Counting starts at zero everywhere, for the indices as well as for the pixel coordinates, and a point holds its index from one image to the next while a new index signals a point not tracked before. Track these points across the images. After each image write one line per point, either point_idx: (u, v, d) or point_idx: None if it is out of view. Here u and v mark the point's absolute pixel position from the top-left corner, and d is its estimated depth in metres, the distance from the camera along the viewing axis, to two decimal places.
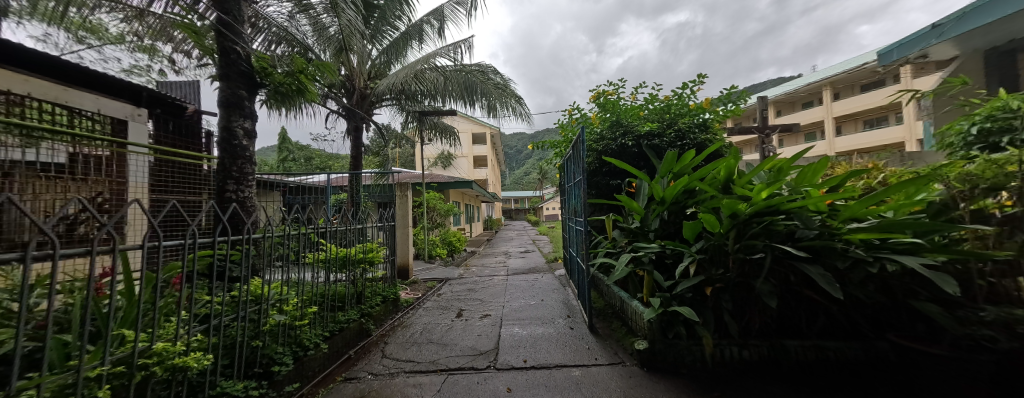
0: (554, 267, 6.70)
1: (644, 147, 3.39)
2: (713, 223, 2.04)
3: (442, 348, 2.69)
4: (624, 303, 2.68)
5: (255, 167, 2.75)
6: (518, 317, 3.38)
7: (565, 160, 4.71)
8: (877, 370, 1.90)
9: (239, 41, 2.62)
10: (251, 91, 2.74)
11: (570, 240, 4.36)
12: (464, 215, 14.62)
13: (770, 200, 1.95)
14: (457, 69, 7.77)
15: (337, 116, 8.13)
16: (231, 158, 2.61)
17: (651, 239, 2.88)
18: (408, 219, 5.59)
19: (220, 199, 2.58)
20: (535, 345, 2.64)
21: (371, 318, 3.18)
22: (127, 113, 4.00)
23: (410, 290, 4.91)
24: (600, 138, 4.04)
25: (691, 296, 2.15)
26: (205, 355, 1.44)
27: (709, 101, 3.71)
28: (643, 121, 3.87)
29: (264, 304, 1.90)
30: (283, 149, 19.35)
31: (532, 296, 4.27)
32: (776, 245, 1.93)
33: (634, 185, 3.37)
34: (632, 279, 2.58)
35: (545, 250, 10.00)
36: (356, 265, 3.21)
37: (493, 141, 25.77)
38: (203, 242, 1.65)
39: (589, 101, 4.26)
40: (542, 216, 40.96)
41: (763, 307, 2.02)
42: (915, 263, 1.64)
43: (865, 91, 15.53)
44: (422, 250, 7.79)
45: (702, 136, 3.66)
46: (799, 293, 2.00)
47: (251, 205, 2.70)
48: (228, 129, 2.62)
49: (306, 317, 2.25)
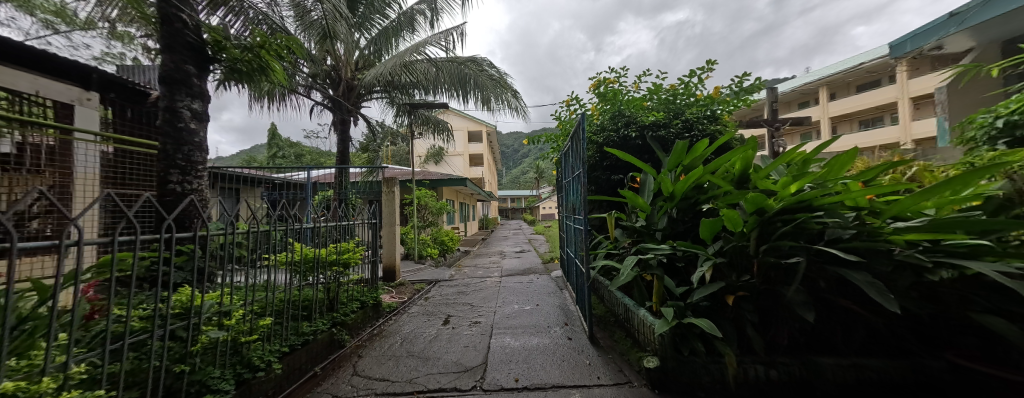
0: (550, 268, 6.40)
1: (648, 138, 3.11)
2: (735, 221, 1.75)
3: (423, 363, 2.36)
4: (628, 311, 2.37)
5: (205, 155, 2.43)
6: (510, 325, 3.07)
7: (563, 155, 4.41)
8: (925, 393, 1.61)
9: (185, 9, 2.28)
10: (201, 68, 2.41)
11: (568, 240, 4.05)
12: (458, 214, 14.31)
13: (801, 194, 1.67)
14: (448, 60, 7.42)
15: (322, 108, 7.73)
16: (176, 144, 2.28)
17: (658, 239, 2.59)
18: (395, 217, 5.22)
19: (161, 191, 2.24)
20: (529, 359, 2.32)
21: (346, 327, 2.83)
22: (73, 96, 3.64)
23: (395, 293, 4.57)
24: (598, 130, 3.75)
25: (707, 304, 1.86)
26: (90, 391, 1.12)
27: (718, 90, 3.43)
28: (647, 111, 3.59)
29: (197, 318, 1.59)
30: (273, 146, 18.90)
31: (526, 300, 3.95)
32: (808, 246, 1.63)
33: (638, 180, 3.09)
34: (638, 284, 2.28)
35: (542, 251, 9.69)
36: (329, 268, 2.87)
37: (489, 139, 25.44)
38: (99, 242, 1.30)
39: (588, 90, 3.98)
40: (537, 215, 40.69)
41: (793, 319, 1.71)
42: (987, 270, 1.33)
43: (861, 91, 15.50)
44: (412, 250, 7.42)
45: (711, 126, 3.36)
46: (833, 302, 1.70)
47: (200, 200, 2.37)
48: (172, 110, 2.28)
49: (256, 331, 1.91)
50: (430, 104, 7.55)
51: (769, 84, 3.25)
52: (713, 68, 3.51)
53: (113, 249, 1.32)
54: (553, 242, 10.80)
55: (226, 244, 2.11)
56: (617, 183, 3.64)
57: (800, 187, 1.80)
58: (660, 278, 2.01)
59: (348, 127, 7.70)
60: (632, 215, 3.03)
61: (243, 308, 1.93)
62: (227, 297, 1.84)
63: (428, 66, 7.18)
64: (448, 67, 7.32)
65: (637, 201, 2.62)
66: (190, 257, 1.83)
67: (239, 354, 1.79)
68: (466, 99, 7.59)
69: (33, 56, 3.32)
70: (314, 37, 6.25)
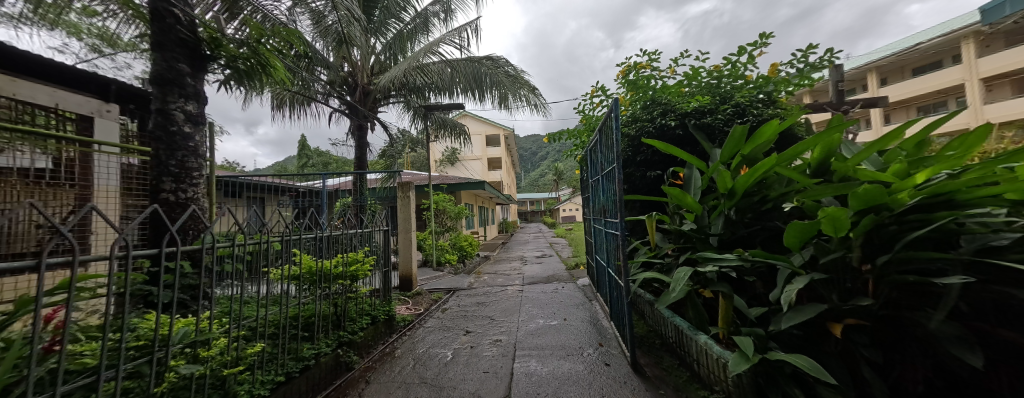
0: (575, 275, 5.96)
1: (693, 127, 2.66)
2: (838, 223, 1.35)
3: (436, 394, 2.03)
4: (682, 336, 1.96)
5: (202, 162, 2.17)
6: (535, 346, 2.70)
7: (588, 152, 4.00)
8: None
9: (178, 2, 2.05)
10: (196, 66, 2.17)
11: (597, 246, 3.63)
12: (478, 218, 14.13)
13: (934, 186, 1.24)
14: (464, 60, 7.18)
15: (340, 115, 7.66)
16: (169, 149, 2.03)
17: (714, 246, 2.16)
18: (411, 223, 4.98)
19: (154, 201, 2.00)
20: (561, 391, 1.95)
21: (354, 346, 2.56)
22: (93, 109, 3.56)
23: (410, 304, 4.29)
24: (631, 121, 3.31)
25: (796, 333, 1.43)
26: None
27: (776, 67, 2.91)
28: (688, 97, 3.12)
29: (164, 351, 1.31)
30: (303, 155, 19.88)
31: (552, 314, 3.56)
32: (959, 257, 1.16)
33: (682, 175, 2.66)
34: (696, 303, 1.86)
35: (564, 255, 9.23)
36: (333, 282, 2.59)
37: (508, 142, 25.29)
38: (21, 265, 0.98)
39: (617, 78, 3.55)
40: (558, 218, 40.10)
41: (928, 356, 1.26)
42: None
43: (917, 74, 14.00)
44: (430, 256, 7.18)
45: (768, 111, 2.86)
46: (991, 335, 1.22)
47: (197, 208, 2.12)
48: (163, 112, 2.03)
49: (244, 361, 1.63)
50: (447, 106, 7.34)
51: (837, 58, 2.75)
52: (767, 43, 2.99)
53: (39, 275, 1.00)
54: (576, 246, 10.32)
55: (221, 259, 1.87)
56: (653, 180, 3.20)
57: (929, 177, 1.36)
58: (728, 298, 1.60)
59: (365, 133, 7.56)
60: (677, 217, 2.59)
61: (228, 335, 1.66)
62: (209, 321, 1.57)
63: (442, 66, 6.97)
64: (463, 67, 7.10)
65: (686, 200, 2.21)
66: (174, 275, 1.60)
67: (223, 387, 1.51)
68: (482, 99, 7.34)
69: (55, 66, 3.26)
70: (331, 42, 6.21)
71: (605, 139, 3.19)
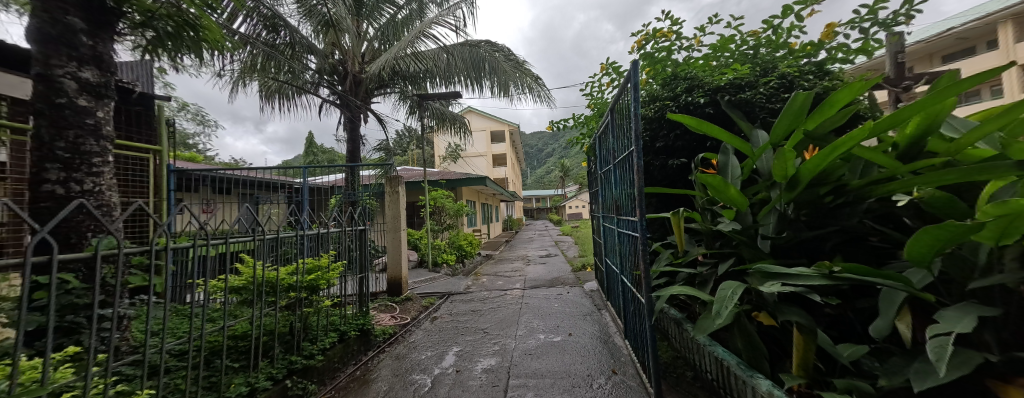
0: (583, 278, 5.45)
1: (727, 105, 2.16)
2: (1006, 229, 0.83)
3: None
4: (727, 374, 1.46)
5: (103, 145, 1.86)
6: (534, 373, 2.21)
7: (597, 139, 3.49)
8: None
9: None
10: (98, 26, 1.85)
11: (608, 249, 3.14)
12: (481, 216, 13.74)
13: None
14: (460, 44, 6.71)
15: (331, 106, 7.25)
16: (57, 127, 1.70)
17: (764, 252, 1.64)
18: (400, 221, 4.53)
19: (34, 195, 1.66)
20: None
21: (310, 372, 2.14)
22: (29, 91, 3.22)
23: (397, 313, 3.87)
24: (648, 101, 2.80)
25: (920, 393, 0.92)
26: None
27: (833, 28, 2.35)
28: (719, 70, 2.59)
29: None
30: (309, 154, 19.79)
31: (555, 327, 3.08)
32: None
33: (717, 163, 2.14)
34: (748, 333, 1.35)
35: (572, 255, 8.72)
36: (284, 294, 2.22)
37: (513, 138, 24.76)
38: None
39: (631, 51, 3.03)
40: (564, 215, 39.52)
41: None
42: None
43: (951, 62, 13.07)
44: (426, 257, 6.75)
45: (823, 83, 2.31)
46: None
47: (98, 201, 1.83)
48: (46, 79, 1.69)
49: None
50: (443, 94, 6.87)
51: (911, 13, 2.20)
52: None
53: None
54: (585, 246, 9.80)
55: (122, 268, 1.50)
56: (676, 170, 2.67)
57: None
58: (811, 337, 1.07)
59: (359, 125, 7.09)
60: (709, 214, 2.08)
61: (81, 384, 1.17)
62: (45, 370, 1.08)
63: (438, 52, 6.53)
64: (459, 52, 6.62)
65: (729, 191, 1.68)
66: (39, 297, 1.15)
67: None
68: (481, 88, 6.87)
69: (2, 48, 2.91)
70: (318, 27, 5.80)
71: (617, 123, 2.68)
